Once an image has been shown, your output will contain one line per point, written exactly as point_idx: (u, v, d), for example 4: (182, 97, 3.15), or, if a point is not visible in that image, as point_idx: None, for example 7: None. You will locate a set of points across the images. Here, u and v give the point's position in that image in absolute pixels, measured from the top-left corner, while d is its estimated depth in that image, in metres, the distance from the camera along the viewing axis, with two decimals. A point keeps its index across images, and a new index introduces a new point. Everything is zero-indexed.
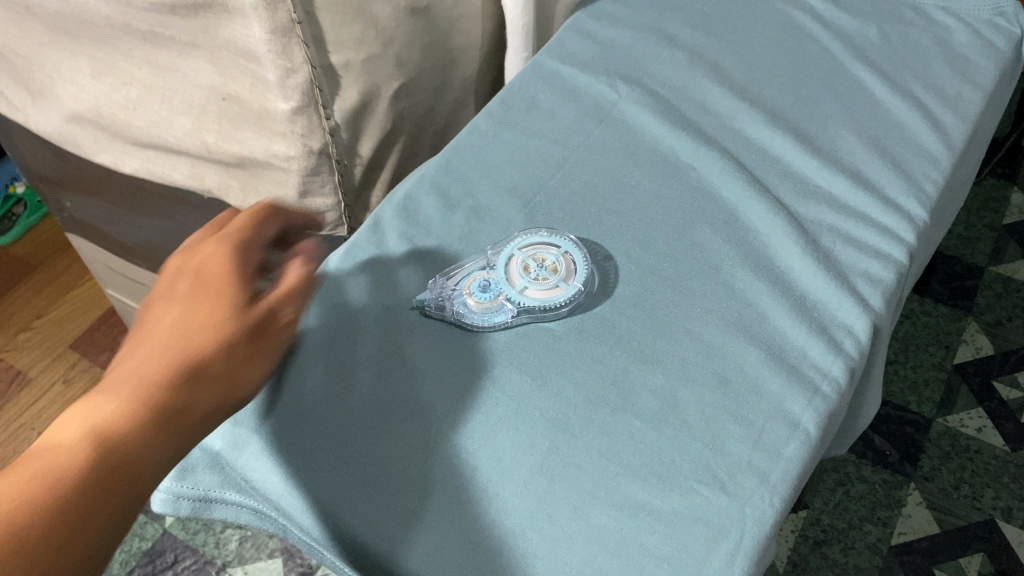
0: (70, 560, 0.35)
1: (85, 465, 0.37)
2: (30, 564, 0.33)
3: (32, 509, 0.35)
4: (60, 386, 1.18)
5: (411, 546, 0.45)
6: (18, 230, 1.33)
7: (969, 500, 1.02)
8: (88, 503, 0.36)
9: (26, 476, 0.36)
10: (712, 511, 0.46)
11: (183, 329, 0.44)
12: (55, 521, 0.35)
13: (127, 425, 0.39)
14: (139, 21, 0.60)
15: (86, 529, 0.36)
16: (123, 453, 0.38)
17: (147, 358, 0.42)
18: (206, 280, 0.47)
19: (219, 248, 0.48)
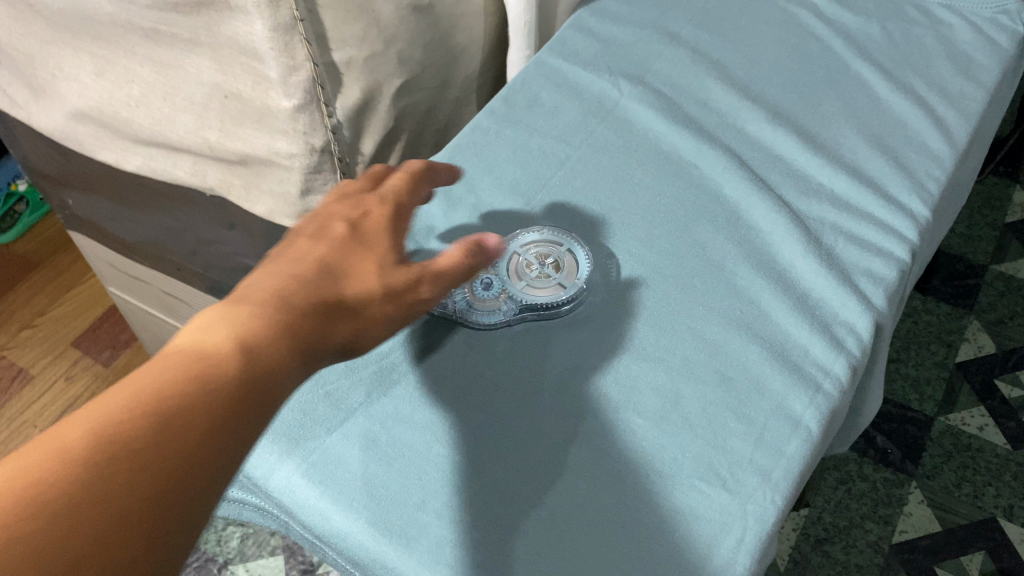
0: (207, 483, 0.31)
1: (233, 381, 0.33)
2: (169, 478, 0.30)
3: (176, 419, 0.31)
4: (62, 384, 1.18)
5: (413, 543, 0.45)
6: (21, 227, 1.33)
7: (971, 498, 1.02)
8: (228, 423, 0.32)
9: (179, 381, 0.32)
10: (714, 509, 0.46)
11: (335, 266, 0.41)
12: (200, 439, 0.31)
13: (270, 350, 0.35)
14: (142, 18, 0.60)
15: (225, 452, 0.32)
16: (266, 379, 0.35)
17: (289, 282, 0.39)
18: (366, 228, 0.45)
19: (382, 205, 0.46)
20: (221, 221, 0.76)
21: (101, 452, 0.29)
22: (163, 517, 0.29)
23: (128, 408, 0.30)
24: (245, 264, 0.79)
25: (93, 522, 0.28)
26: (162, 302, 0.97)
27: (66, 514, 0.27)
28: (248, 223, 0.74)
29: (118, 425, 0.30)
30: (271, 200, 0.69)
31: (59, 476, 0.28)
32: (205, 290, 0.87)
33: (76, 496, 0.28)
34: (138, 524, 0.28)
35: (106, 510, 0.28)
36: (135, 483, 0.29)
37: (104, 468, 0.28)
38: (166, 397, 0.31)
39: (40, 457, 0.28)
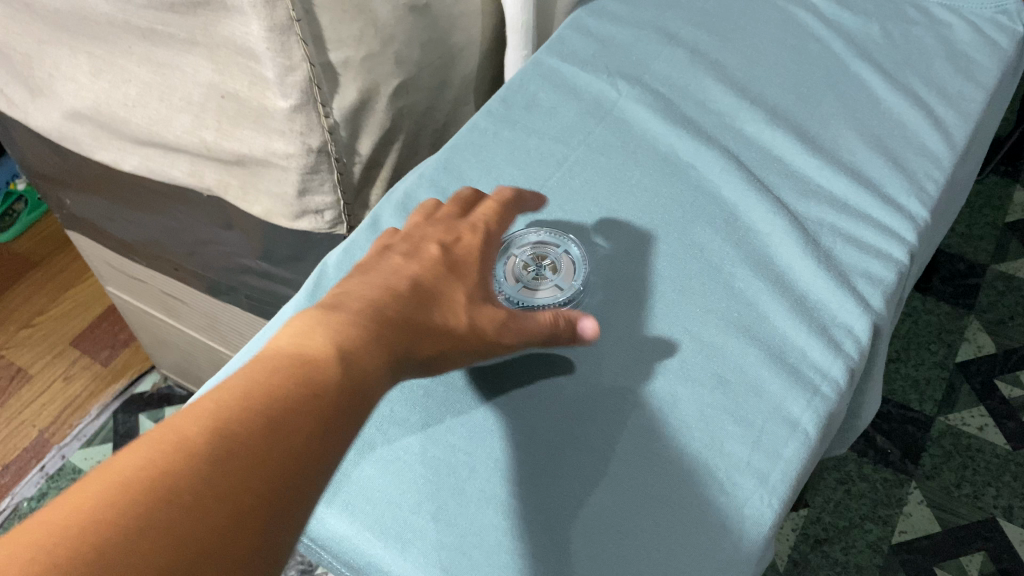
0: (311, 482, 0.32)
1: (333, 384, 0.34)
2: (280, 475, 0.31)
3: (284, 418, 0.32)
4: (61, 383, 1.19)
5: (408, 546, 0.45)
6: (20, 227, 1.33)
7: (970, 498, 1.02)
8: (328, 426, 0.33)
9: (284, 384, 0.33)
10: (710, 513, 0.46)
11: (423, 290, 0.44)
12: (305, 439, 0.32)
13: (362, 359, 0.37)
14: (139, 18, 0.60)
15: (325, 455, 0.33)
16: (361, 387, 0.36)
17: (377, 300, 0.41)
18: (454, 254, 0.48)
19: (473, 235, 0.51)
20: (218, 221, 0.76)
21: (218, 447, 0.30)
22: (276, 511, 0.30)
23: (238, 409, 0.31)
24: (243, 264, 0.79)
25: (215, 511, 0.28)
26: (160, 302, 0.97)
27: (189, 501, 0.28)
28: (246, 223, 0.74)
29: (231, 423, 0.31)
30: (268, 201, 0.69)
31: (181, 466, 0.29)
32: (203, 290, 0.87)
33: (197, 486, 0.28)
34: (255, 516, 0.29)
35: (225, 501, 0.29)
36: (251, 477, 0.30)
37: (222, 461, 0.29)
38: (272, 399, 0.32)
39: (162, 449, 0.29)
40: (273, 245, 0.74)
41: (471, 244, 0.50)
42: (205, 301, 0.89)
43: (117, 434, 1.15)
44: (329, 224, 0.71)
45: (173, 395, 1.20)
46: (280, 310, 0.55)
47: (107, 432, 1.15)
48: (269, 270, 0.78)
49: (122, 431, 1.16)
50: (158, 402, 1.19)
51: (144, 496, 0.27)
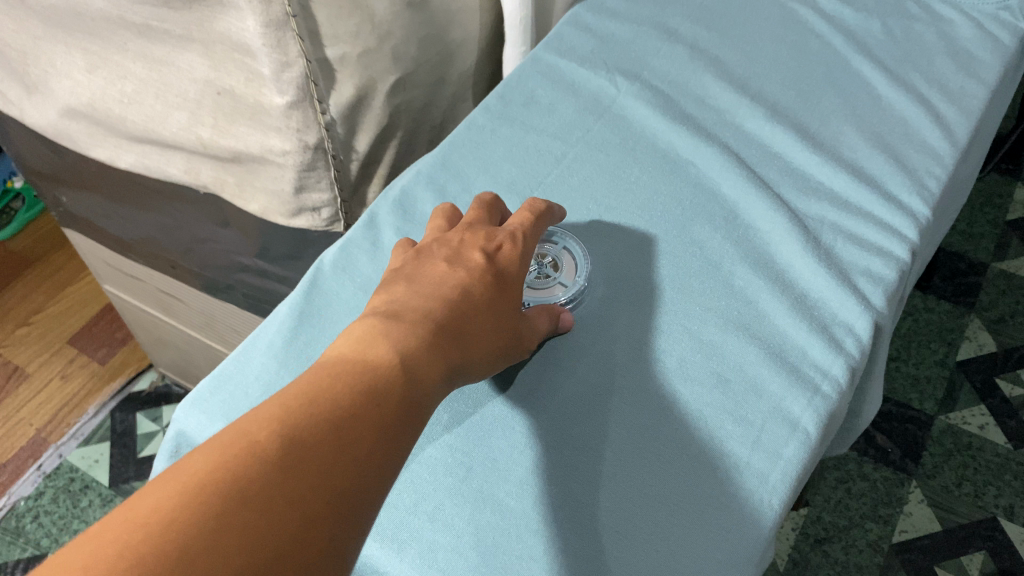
0: (376, 488, 0.32)
1: (393, 395, 0.35)
2: (346, 483, 0.31)
3: (348, 425, 0.32)
4: (58, 382, 1.18)
5: (404, 547, 0.45)
6: (18, 224, 1.32)
7: (971, 497, 1.01)
8: (390, 433, 0.33)
9: (348, 392, 0.33)
10: (711, 513, 0.46)
11: (474, 297, 0.43)
12: (368, 446, 0.32)
13: (419, 364, 0.37)
14: (134, 14, 0.59)
15: (390, 462, 0.33)
16: (420, 394, 0.36)
17: (431, 307, 0.41)
18: (500, 266, 0.47)
19: (515, 246, 0.48)
20: (214, 219, 0.75)
21: (283, 454, 0.30)
22: (341, 517, 0.30)
23: (305, 416, 0.32)
24: (240, 262, 0.78)
25: (282, 519, 0.29)
26: (157, 300, 0.96)
27: (257, 509, 0.29)
28: (243, 221, 0.73)
29: (296, 431, 0.31)
30: (264, 198, 0.68)
31: (249, 474, 0.29)
32: (200, 288, 0.87)
33: (264, 493, 0.29)
34: (323, 525, 0.30)
35: (292, 509, 0.29)
36: (317, 485, 0.30)
37: (287, 470, 0.30)
38: (336, 406, 0.33)
39: (229, 456, 0.30)
40: (270, 243, 0.74)
41: (512, 251, 0.48)
42: (202, 299, 0.89)
43: (114, 433, 1.15)
44: (325, 222, 0.71)
45: (171, 394, 1.19)
46: (275, 309, 0.54)
47: (104, 431, 1.15)
48: (266, 268, 0.77)
49: (120, 430, 1.15)
50: (156, 400, 1.19)
51: (214, 504, 0.28)
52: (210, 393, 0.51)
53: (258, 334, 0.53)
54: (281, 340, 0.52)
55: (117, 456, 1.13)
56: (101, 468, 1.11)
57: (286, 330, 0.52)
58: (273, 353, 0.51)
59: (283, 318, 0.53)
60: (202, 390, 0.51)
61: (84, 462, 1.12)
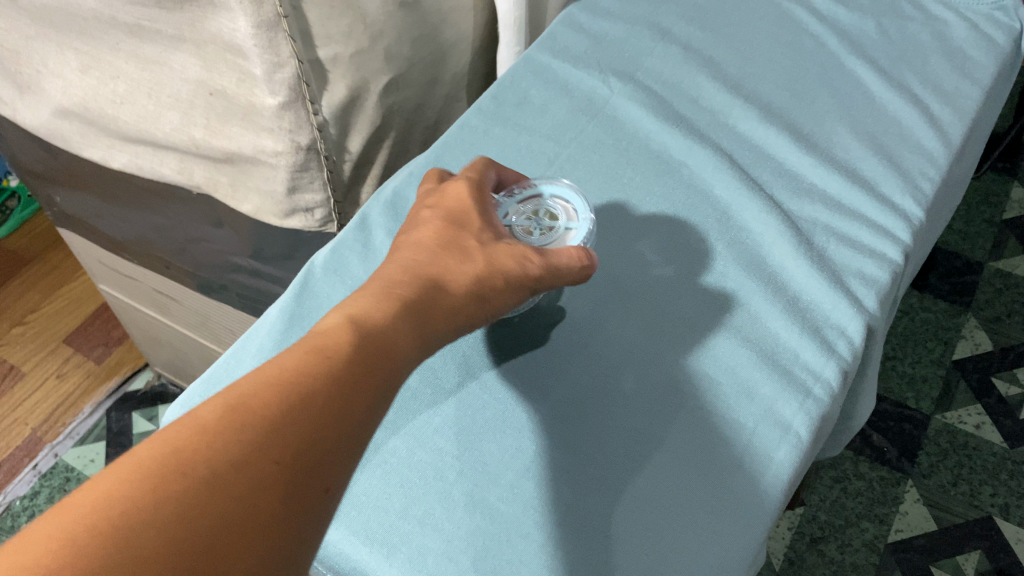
0: (338, 454, 0.32)
1: (345, 357, 0.34)
2: (288, 446, 0.30)
3: (301, 394, 0.32)
4: (54, 381, 1.18)
5: (394, 551, 0.45)
6: (13, 223, 1.32)
7: (966, 497, 1.01)
8: (353, 399, 0.33)
9: (299, 362, 0.33)
10: (701, 516, 0.46)
11: (437, 256, 0.43)
12: (326, 413, 0.32)
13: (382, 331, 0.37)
14: (124, 14, 0.58)
15: (353, 429, 0.33)
16: (387, 358, 0.36)
17: (392, 277, 0.41)
18: (452, 211, 0.47)
19: (464, 185, 0.49)
20: (208, 219, 0.75)
21: (226, 425, 0.30)
22: (298, 485, 0.30)
23: (252, 391, 0.31)
24: (234, 262, 0.78)
25: (229, 490, 0.28)
26: (151, 299, 0.96)
27: (202, 484, 0.28)
28: (236, 222, 0.73)
29: (241, 404, 0.31)
30: (257, 198, 0.68)
31: (191, 451, 0.29)
32: (195, 288, 0.87)
33: (207, 469, 0.29)
34: (266, 488, 0.29)
35: (240, 481, 0.29)
36: (265, 455, 0.30)
37: (232, 443, 0.29)
38: (289, 377, 0.32)
39: (172, 437, 0.29)
40: (264, 244, 0.74)
41: (463, 190, 0.48)
42: (197, 299, 0.89)
43: (110, 432, 1.15)
44: (319, 222, 0.71)
45: (167, 393, 1.19)
46: (266, 311, 0.54)
47: (100, 430, 1.15)
48: (260, 268, 0.77)
49: (116, 429, 1.15)
50: (152, 400, 1.19)
51: (153, 486, 0.27)
52: (201, 396, 0.51)
53: (249, 336, 0.53)
54: (271, 343, 0.52)
55: (113, 455, 1.12)
56: (97, 467, 1.11)
57: (276, 333, 0.52)
58: (264, 356, 0.51)
59: (273, 321, 0.53)
60: (193, 394, 0.51)
61: (80, 462, 1.11)
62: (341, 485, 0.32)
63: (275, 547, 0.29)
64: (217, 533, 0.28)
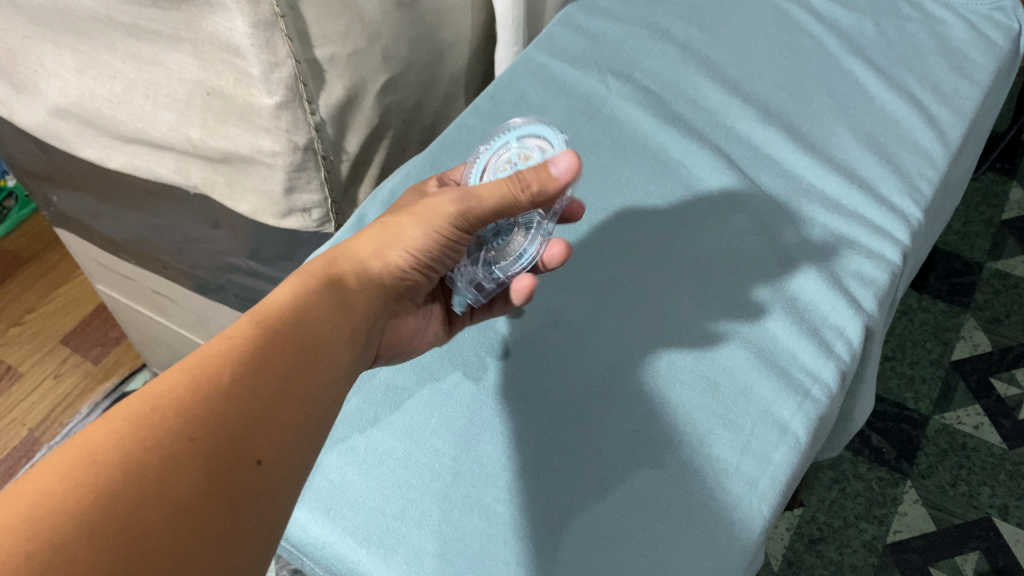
0: (260, 430, 0.35)
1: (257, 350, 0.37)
2: (212, 429, 0.33)
3: (210, 381, 0.34)
4: (50, 381, 1.14)
5: (391, 553, 0.45)
6: (12, 223, 1.28)
7: (965, 497, 0.98)
8: (265, 381, 0.36)
9: (214, 356, 0.36)
10: (699, 517, 0.46)
11: (343, 252, 0.46)
12: (239, 394, 0.35)
13: (290, 321, 0.40)
14: (121, 14, 0.58)
15: (271, 406, 0.36)
16: (300, 343, 0.39)
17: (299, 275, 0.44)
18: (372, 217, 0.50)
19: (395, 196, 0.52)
20: (205, 219, 0.75)
21: (151, 414, 0.32)
22: (223, 459, 0.32)
23: (165, 384, 0.34)
24: (231, 262, 0.78)
25: (162, 470, 0.30)
26: (149, 300, 0.95)
27: (135, 467, 0.30)
28: (234, 222, 0.73)
29: (161, 395, 0.33)
30: (254, 198, 0.67)
31: (119, 439, 0.31)
32: (193, 289, 0.86)
33: (129, 453, 0.30)
34: (197, 465, 0.31)
35: (164, 461, 0.31)
36: (183, 435, 0.32)
37: (150, 430, 0.31)
38: (195, 368, 0.35)
39: (103, 430, 0.31)
40: (261, 244, 0.74)
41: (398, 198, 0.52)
42: (195, 299, 0.88)
43: None
44: (316, 223, 0.71)
45: None
46: None
47: None
48: (257, 268, 0.77)
49: None
50: None
51: (76, 477, 0.29)
52: None
53: None
54: None
55: None
56: None
57: None
58: None
59: None
60: None
61: None
62: (271, 459, 0.35)
63: (219, 516, 0.31)
64: (155, 508, 0.29)
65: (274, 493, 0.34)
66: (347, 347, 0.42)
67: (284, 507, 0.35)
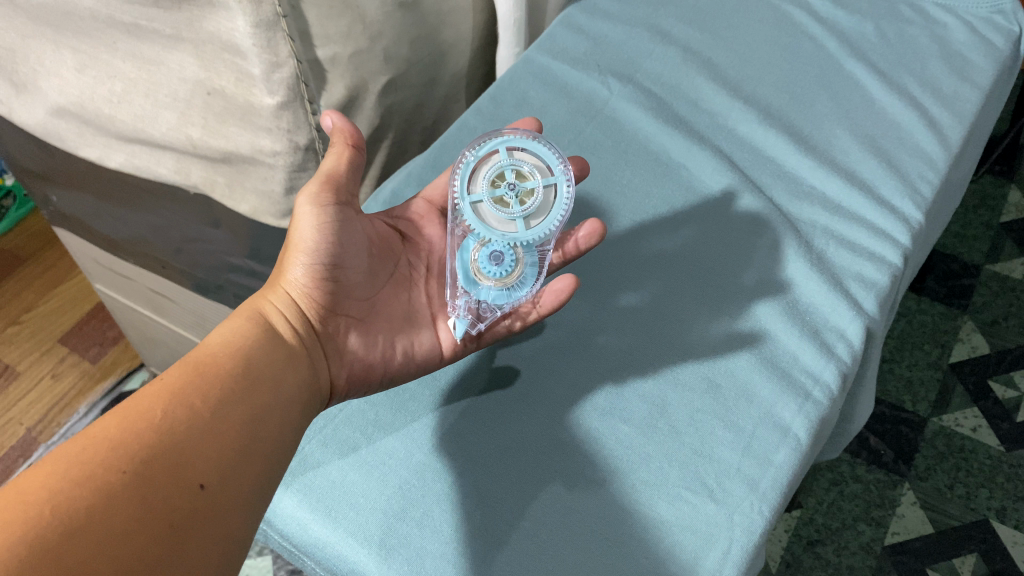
0: (199, 456, 0.37)
1: (190, 387, 0.39)
2: (144, 462, 0.35)
3: (143, 418, 0.37)
4: (48, 381, 1.11)
5: (392, 553, 0.45)
6: (10, 222, 1.24)
7: (963, 500, 0.97)
8: (200, 409, 0.38)
9: (148, 397, 0.38)
10: (699, 519, 0.46)
11: (265, 291, 0.47)
12: (173, 426, 0.37)
13: (219, 357, 0.42)
14: (121, 14, 0.57)
15: (209, 432, 0.38)
16: (233, 372, 0.41)
17: (238, 315, 0.46)
18: None
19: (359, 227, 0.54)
20: (205, 219, 0.74)
21: (84, 455, 0.34)
22: (158, 488, 0.35)
23: (102, 425, 0.36)
24: (231, 262, 0.78)
25: (92, 505, 0.33)
26: (148, 299, 0.95)
27: (65, 503, 0.32)
28: (234, 222, 0.73)
29: (92, 436, 0.35)
30: (255, 199, 0.68)
31: (53, 479, 0.33)
32: (192, 288, 0.86)
33: (63, 490, 0.33)
34: (128, 496, 0.34)
35: (95, 495, 0.33)
36: (115, 469, 0.34)
37: (83, 468, 0.34)
38: (128, 409, 0.37)
39: (40, 472, 0.33)
40: (261, 244, 0.74)
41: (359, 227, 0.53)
42: (194, 299, 0.88)
43: None
44: None
45: None
46: None
47: None
48: (256, 268, 0.78)
49: None
50: None
51: (8, 518, 0.31)
52: None
53: None
54: None
55: None
56: None
57: None
58: None
59: None
60: None
61: None
62: (216, 481, 0.37)
63: (156, 541, 0.33)
64: (85, 537, 0.32)
65: (224, 511, 0.37)
66: (288, 371, 0.43)
67: (237, 525, 0.37)
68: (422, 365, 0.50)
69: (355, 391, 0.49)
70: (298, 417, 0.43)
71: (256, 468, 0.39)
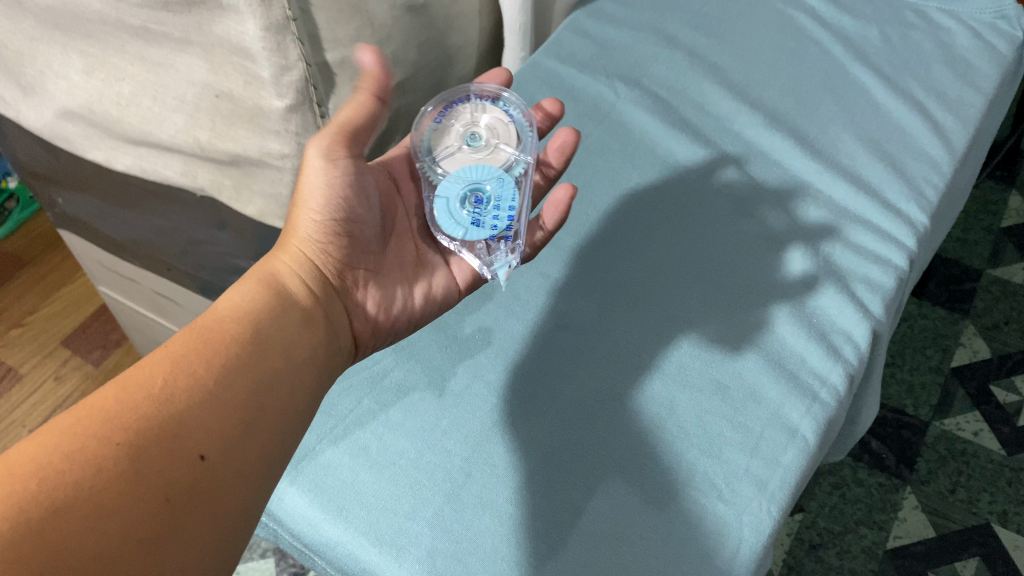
0: (197, 426, 0.37)
1: (190, 355, 0.39)
2: (142, 432, 0.35)
3: (142, 388, 0.37)
4: (51, 383, 1.10)
5: (403, 553, 0.45)
6: (12, 225, 1.24)
7: (964, 504, 0.97)
8: (202, 379, 0.38)
9: (150, 365, 0.38)
10: (709, 518, 0.46)
11: (275, 251, 0.47)
12: (172, 394, 0.37)
13: (227, 320, 0.41)
14: (130, 16, 0.56)
15: (210, 404, 0.38)
16: (241, 340, 0.41)
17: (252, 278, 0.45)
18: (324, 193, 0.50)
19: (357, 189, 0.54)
20: (211, 222, 0.75)
21: (79, 425, 0.34)
22: (153, 459, 0.35)
23: (101, 394, 0.36)
24: (236, 264, 0.78)
25: (81, 476, 0.32)
26: (153, 302, 0.95)
27: (54, 475, 0.32)
28: (241, 224, 0.73)
29: (90, 405, 0.35)
30: (262, 201, 0.68)
31: (45, 451, 0.33)
32: (196, 290, 0.86)
33: (52, 464, 0.32)
34: (122, 467, 0.34)
35: (85, 468, 0.33)
36: (107, 440, 0.34)
37: (75, 440, 0.34)
38: (129, 377, 0.37)
39: (35, 443, 0.33)
40: (266, 246, 0.75)
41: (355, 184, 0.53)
42: (198, 301, 0.88)
43: None
44: None
45: None
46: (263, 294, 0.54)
47: None
48: None
49: None
50: None
51: None
52: None
53: None
54: None
55: None
56: None
57: None
58: None
59: None
60: None
61: None
62: (216, 452, 0.37)
63: (145, 513, 0.33)
64: (71, 513, 0.31)
65: (223, 485, 0.37)
66: (298, 333, 0.43)
67: (236, 501, 0.37)
68: (436, 305, 0.52)
69: (375, 338, 0.50)
70: (305, 386, 0.43)
71: (258, 441, 0.39)
